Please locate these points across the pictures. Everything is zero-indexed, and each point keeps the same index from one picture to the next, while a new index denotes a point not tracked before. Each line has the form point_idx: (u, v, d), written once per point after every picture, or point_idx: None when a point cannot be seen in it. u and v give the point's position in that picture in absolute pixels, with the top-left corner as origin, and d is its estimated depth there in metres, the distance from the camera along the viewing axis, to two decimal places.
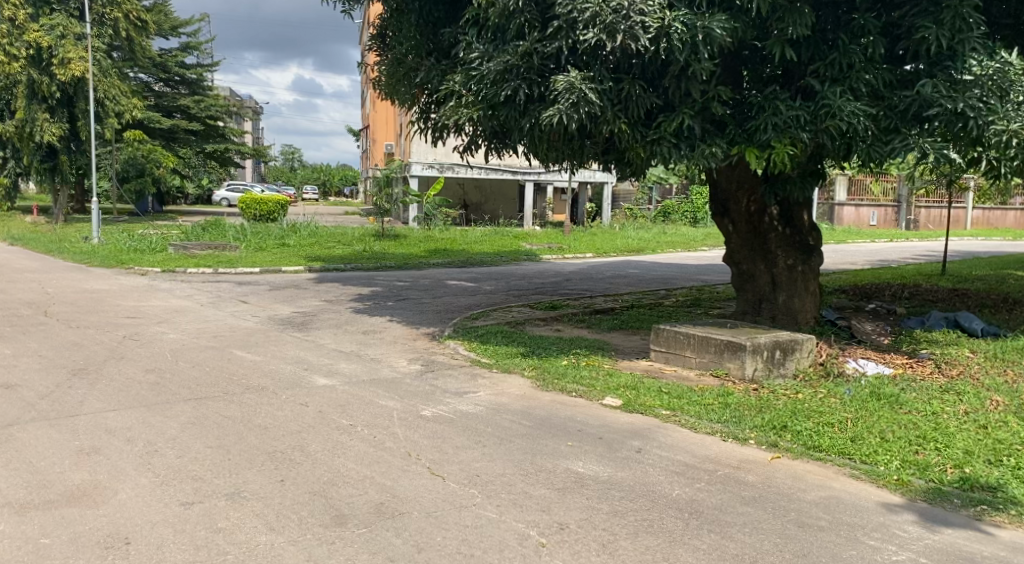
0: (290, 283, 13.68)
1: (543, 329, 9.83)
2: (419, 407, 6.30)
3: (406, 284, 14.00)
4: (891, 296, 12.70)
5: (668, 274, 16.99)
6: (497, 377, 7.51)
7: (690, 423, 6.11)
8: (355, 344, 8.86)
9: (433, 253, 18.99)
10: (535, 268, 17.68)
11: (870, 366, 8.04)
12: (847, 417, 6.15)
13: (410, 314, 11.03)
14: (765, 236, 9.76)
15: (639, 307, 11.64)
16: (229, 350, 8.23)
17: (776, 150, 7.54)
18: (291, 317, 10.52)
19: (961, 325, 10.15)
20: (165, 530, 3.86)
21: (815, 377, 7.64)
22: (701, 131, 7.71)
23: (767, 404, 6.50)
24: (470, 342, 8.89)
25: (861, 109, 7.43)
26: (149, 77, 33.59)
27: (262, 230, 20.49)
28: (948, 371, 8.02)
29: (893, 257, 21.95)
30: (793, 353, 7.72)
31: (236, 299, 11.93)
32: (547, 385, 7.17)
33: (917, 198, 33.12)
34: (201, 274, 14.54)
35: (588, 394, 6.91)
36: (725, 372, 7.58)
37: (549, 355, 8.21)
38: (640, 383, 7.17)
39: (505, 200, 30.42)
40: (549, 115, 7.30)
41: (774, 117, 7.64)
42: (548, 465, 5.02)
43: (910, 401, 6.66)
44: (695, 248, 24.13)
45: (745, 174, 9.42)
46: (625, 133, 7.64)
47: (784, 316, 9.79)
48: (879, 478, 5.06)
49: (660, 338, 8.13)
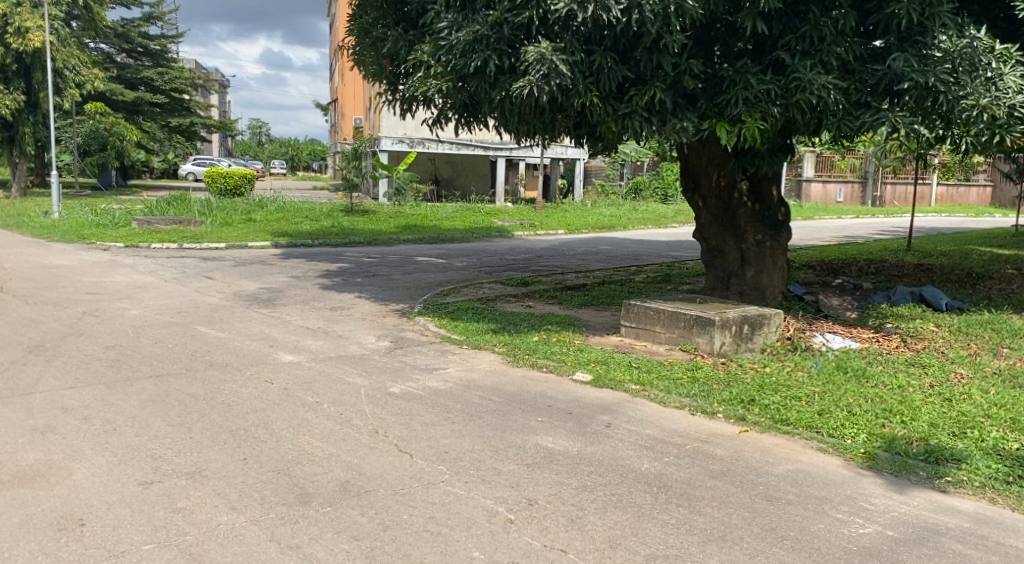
0: (256, 259, 13.47)
1: (514, 305, 9.77)
2: (387, 384, 6.23)
3: (375, 261, 13.84)
4: (859, 272, 12.78)
5: (639, 251, 16.97)
6: (467, 353, 7.45)
7: (659, 397, 6.10)
8: (322, 320, 8.75)
9: (403, 229, 18.84)
10: (507, 244, 17.59)
11: (837, 340, 8.08)
12: (814, 390, 6.17)
13: (379, 290, 10.91)
14: (734, 212, 9.77)
15: (610, 283, 11.61)
16: (193, 326, 8.08)
17: (746, 125, 7.52)
18: (257, 293, 10.36)
19: (926, 300, 10.24)
20: (121, 511, 3.76)
21: (783, 351, 7.68)
22: (672, 105, 7.66)
23: (735, 379, 6.51)
24: (440, 318, 8.81)
25: (832, 83, 7.45)
26: (110, 47, 32.77)
27: (228, 206, 20.18)
28: (913, 345, 8.09)
29: (860, 233, 22.16)
30: (761, 328, 7.74)
31: (201, 275, 11.72)
32: (518, 360, 7.13)
33: (883, 174, 33.45)
34: (166, 250, 14.27)
35: (558, 369, 6.88)
36: (694, 346, 7.58)
37: (519, 331, 8.15)
38: (610, 359, 7.16)
39: (477, 176, 30.24)
40: (519, 87, 7.19)
41: (745, 91, 7.61)
42: (517, 440, 4.98)
43: (876, 374, 6.71)
44: (665, 225, 24.17)
45: (715, 149, 9.39)
46: (597, 107, 7.56)
47: (752, 291, 9.81)
48: (846, 451, 5.07)
49: (630, 314, 8.11)
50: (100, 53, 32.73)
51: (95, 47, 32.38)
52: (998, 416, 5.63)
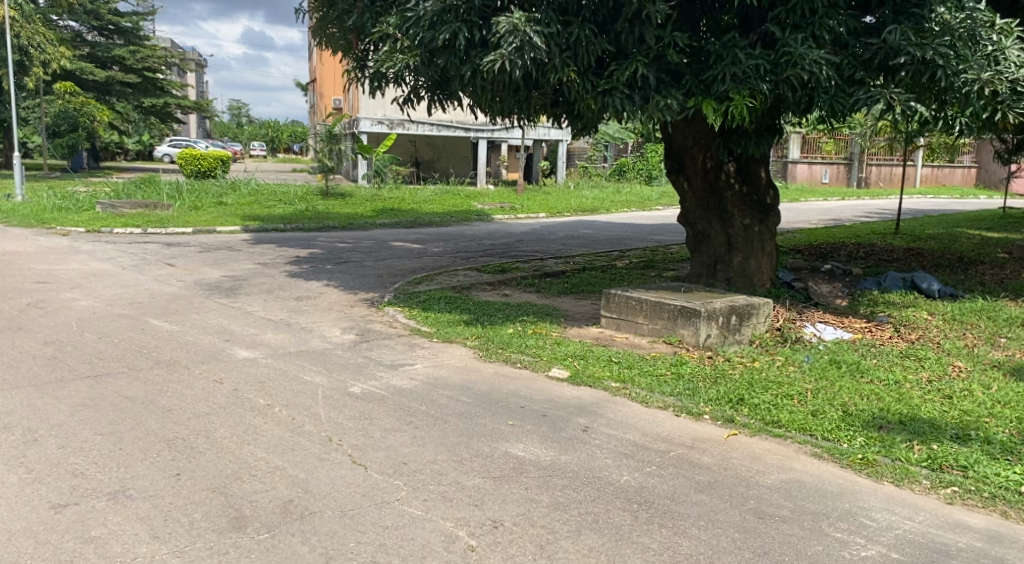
0: (223, 245, 12.93)
1: (490, 294, 9.31)
2: (347, 383, 5.76)
3: (348, 246, 13.33)
4: (847, 257, 12.40)
5: (622, 235, 16.53)
6: (437, 347, 6.98)
7: (641, 396, 5.68)
8: (285, 312, 8.25)
9: (380, 213, 18.32)
10: (486, 228, 17.10)
11: (828, 331, 7.68)
12: (807, 388, 5.75)
13: (349, 277, 10.40)
14: (721, 196, 9.34)
15: (591, 269, 11.18)
16: (144, 318, 7.57)
17: (734, 102, 7.06)
18: (219, 281, 9.84)
19: (918, 286, 9.85)
20: (24, 542, 3.32)
21: (772, 343, 7.28)
22: (655, 81, 7.20)
23: (722, 374, 6.09)
24: (411, 308, 8.34)
25: (824, 58, 7.04)
26: (79, 25, 31.79)
27: (200, 188, 19.57)
28: (907, 335, 7.69)
29: (847, 215, 21.81)
30: (749, 319, 7.34)
31: (163, 262, 11.16)
32: (491, 356, 6.68)
33: (869, 155, 33.13)
34: (130, 235, 13.68)
35: (534, 365, 6.44)
36: (678, 339, 7.16)
37: (494, 323, 7.70)
38: (589, 353, 6.73)
39: (458, 158, 29.68)
40: (490, 60, 6.68)
41: (733, 66, 7.16)
42: (484, 448, 4.53)
43: (871, 369, 6.30)
44: (649, 207, 23.75)
45: (701, 129, 8.95)
46: (575, 82, 7.09)
47: (740, 278, 9.42)
48: (843, 457, 4.64)
49: (611, 304, 7.67)
50: (69, 30, 31.75)
51: (64, 25, 31.40)
52: (1004, 414, 5.22)
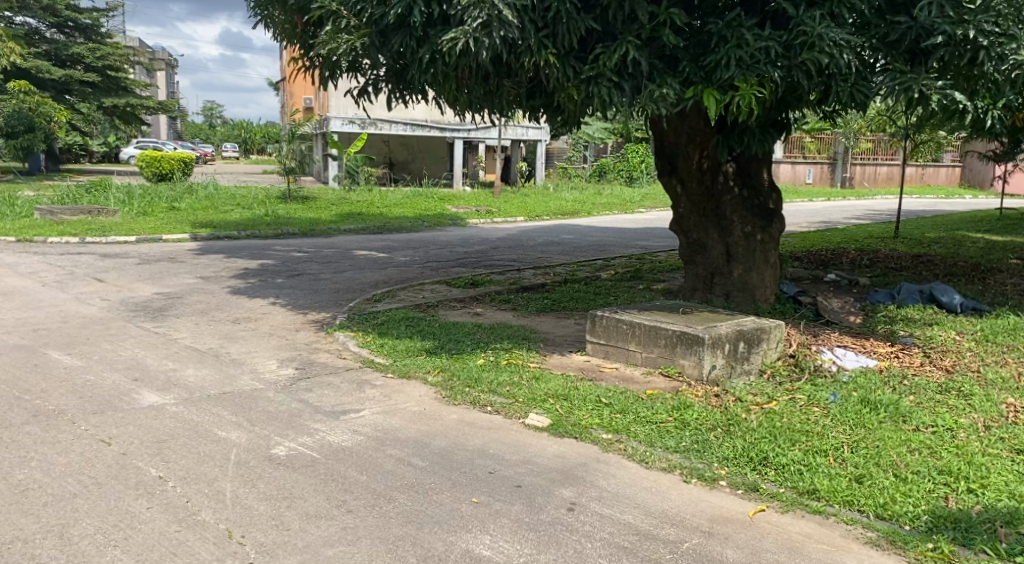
0: (165, 257, 11.66)
1: (459, 313, 8.16)
2: (270, 441, 4.60)
3: (306, 256, 12.13)
4: (851, 265, 11.36)
5: (605, 240, 15.45)
6: (390, 385, 5.84)
7: (640, 453, 4.57)
8: (217, 339, 7.07)
9: (347, 218, 17.11)
10: (459, 234, 15.97)
11: (850, 358, 6.59)
12: (843, 440, 4.67)
13: (301, 294, 9.22)
14: (718, 200, 8.25)
15: (573, 281, 10.07)
16: (42, 350, 6.36)
17: (740, 91, 5.97)
18: (149, 300, 8.62)
19: (937, 300, 8.79)
20: None
21: (786, 375, 6.21)
22: (648, 67, 6.12)
23: (736, 421, 4.98)
24: (365, 332, 7.17)
25: (846, 40, 6.00)
26: (37, 22, 30.30)
27: (152, 193, 18.22)
28: (941, 362, 6.61)
29: (835, 217, 20.87)
30: (759, 345, 6.26)
31: (90, 277, 9.91)
32: (456, 396, 5.53)
33: (853, 154, 32.31)
34: (64, 245, 12.40)
35: (507, 409, 5.30)
36: (678, 371, 6.05)
37: (462, 351, 6.55)
38: (573, 391, 5.59)
39: (433, 158, 28.47)
40: (449, 38, 5.57)
41: (738, 49, 6.09)
42: (436, 547, 3.43)
43: (914, 411, 5.21)
44: (631, 210, 22.67)
45: (696, 124, 7.89)
46: (553, 68, 5.98)
47: (739, 293, 8.33)
48: (907, 548, 3.57)
49: (598, 328, 6.54)
50: (26, 26, 30.31)
51: (19, 20, 29.93)
52: None
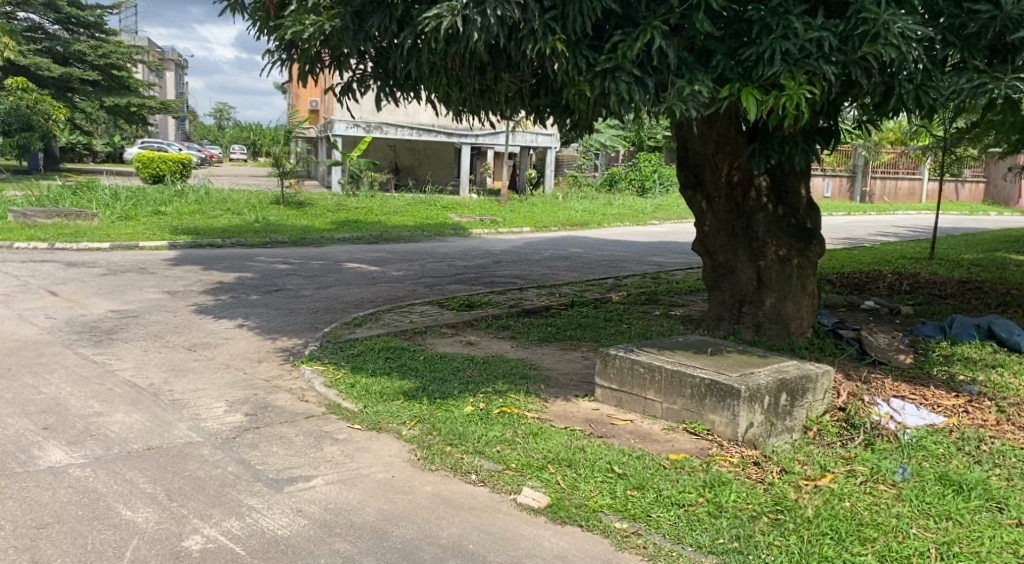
0: (135, 267, 10.65)
1: (448, 342, 7.11)
2: (184, 527, 3.58)
3: (290, 268, 11.12)
4: (889, 291, 10.24)
5: (616, 255, 14.38)
6: (355, 440, 4.79)
7: (663, 553, 3.54)
8: (163, 372, 6.04)
9: (342, 226, 16.11)
10: (460, 245, 14.94)
11: (910, 413, 5.47)
12: (928, 539, 3.60)
13: (273, 314, 8.19)
14: (749, 218, 7.19)
15: (580, 304, 9.01)
16: None
17: (787, 91, 4.92)
18: (99, 320, 7.60)
19: (996, 336, 7.65)
20: None
21: (835, 434, 5.13)
22: (676, 60, 5.09)
23: (786, 506, 3.91)
24: (335, 367, 6.13)
25: (915, 30, 4.93)
26: (41, 18, 29.50)
27: (139, 195, 17.24)
28: (1020, 419, 5.50)
29: (859, 233, 19.78)
30: (803, 397, 5.18)
31: (44, 290, 8.90)
32: (433, 460, 4.46)
33: (873, 167, 31.30)
34: (30, 251, 11.43)
35: (494, 480, 4.22)
36: (706, 428, 4.98)
37: (447, 394, 5.49)
38: (580, 453, 4.52)
39: (440, 164, 27.47)
40: (433, 16, 4.57)
41: (786, 41, 5.03)
42: None
43: (1010, 493, 4.11)
44: (644, 223, 21.60)
45: (726, 130, 6.86)
46: (561, 57, 4.96)
47: (772, 325, 7.26)
48: None
49: (610, 370, 5.48)
50: (29, 22, 29.48)
51: (22, 16, 29.11)
52: None
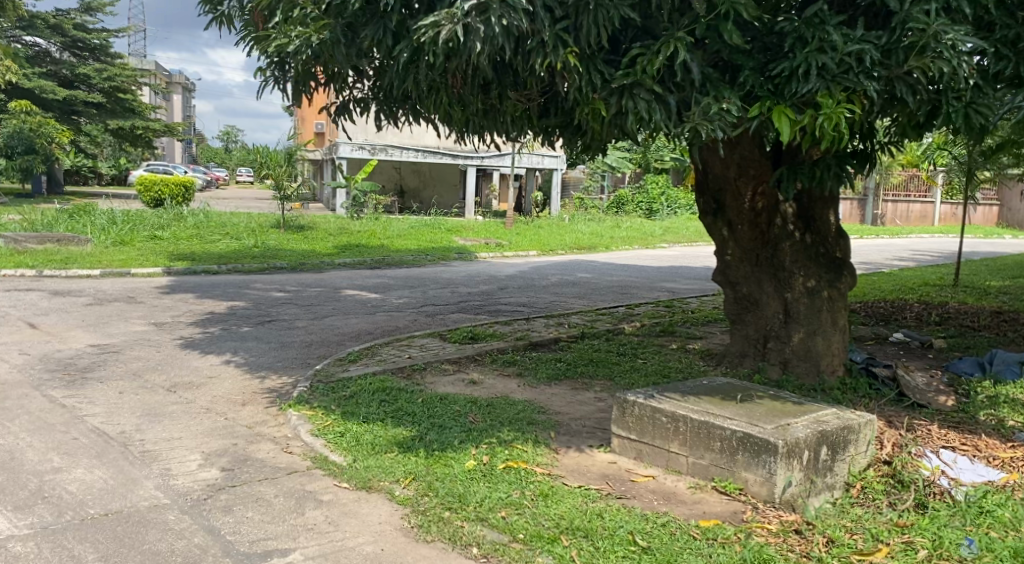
0: (123, 296, 10.15)
1: (450, 381, 6.57)
2: None
3: (286, 296, 10.61)
4: (917, 322, 9.66)
5: (625, 281, 13.83)
6: (341, 502, 4.24)
7: None
8: (137, 417, 5.51)
9: (343, 251, 15.63)
10: (465, 270, 14.44)
11: (965, 468, 4.88)
12: None
13: (264, 348, 7.66)
14: (775, 247, 6.65)
15: (591, 337, 8.46)
16: None
17: (825, 110, 4.39)
18: (76, 356, 7.09)
19: None
20: None
21: (884, 492, 4.55)
22: (701, 75, 4.56)
23: None
24: (325, 411, 5.59)
25: (968, 41, 4.35)
26: (47, 42, 29.35)
27: (135, 219, 16.79)
28: None
29: (875, 258, 19.24)
30: (845, 450, 4.62)
31: (23, 322, 8.39)
32: (430, 528, 3.91)
33: (884, 189, 30.83)
34: (16, 279, 10.93)
35: (499, 557, 3.66)
36: (738, 487, 4.42)
37: (447, 445, 4.94)
38: (597, 518, 3.97)
39: (446, 186, 27.03)
40: (431, 25, 4.07)
41: (823, 54, 4.48)
42: None
43: None
44: (653, 246, 21.08)
45: (750, 153, 6.33)
46: (574, 72, 4.45)
47: (801, 363, 6.70)
48: None
49: (629, 418, 4.93)
50: (35, 46, 29.28)
51: (27, 40, 28.91)
52: None
